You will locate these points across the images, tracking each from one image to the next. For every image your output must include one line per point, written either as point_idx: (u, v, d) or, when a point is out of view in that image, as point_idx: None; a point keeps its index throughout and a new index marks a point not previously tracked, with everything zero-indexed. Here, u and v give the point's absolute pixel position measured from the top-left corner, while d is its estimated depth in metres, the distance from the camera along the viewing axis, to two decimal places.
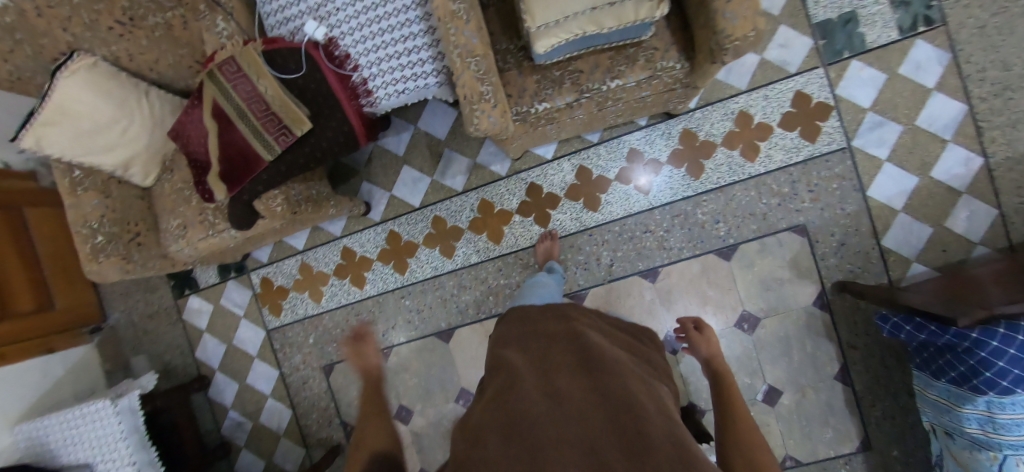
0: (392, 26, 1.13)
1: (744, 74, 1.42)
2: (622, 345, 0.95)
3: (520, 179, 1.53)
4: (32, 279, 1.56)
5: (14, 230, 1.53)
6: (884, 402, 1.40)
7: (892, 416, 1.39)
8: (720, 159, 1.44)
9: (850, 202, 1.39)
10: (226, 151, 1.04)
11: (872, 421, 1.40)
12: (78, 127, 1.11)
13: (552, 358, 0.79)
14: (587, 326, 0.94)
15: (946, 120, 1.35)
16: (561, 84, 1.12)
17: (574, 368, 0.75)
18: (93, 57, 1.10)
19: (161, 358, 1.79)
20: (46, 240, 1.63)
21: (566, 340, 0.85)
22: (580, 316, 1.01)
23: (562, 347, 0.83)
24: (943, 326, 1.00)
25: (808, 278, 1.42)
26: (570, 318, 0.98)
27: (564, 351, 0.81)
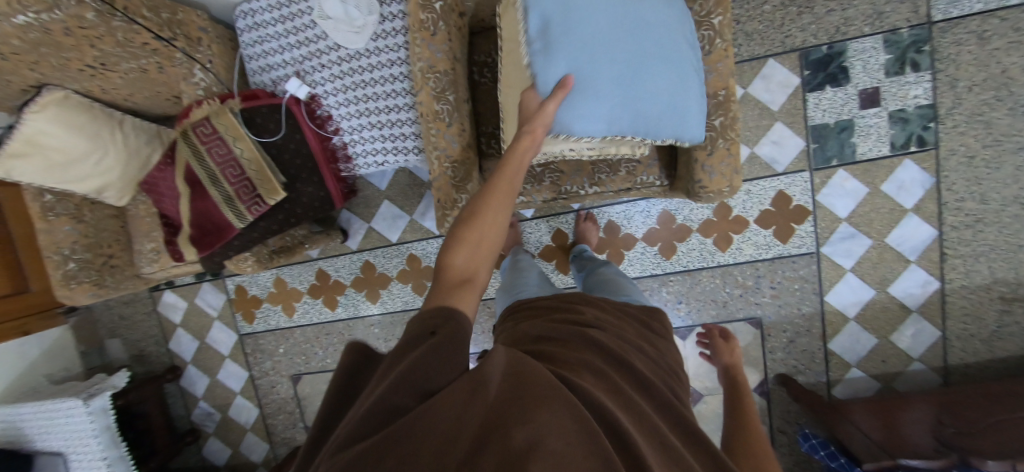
0: (377, 96, 1.10)
1: None
2: (634, 334, 0.81)
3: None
4: (7, 262, 1.51)
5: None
6: None
7: None
8: (693, 244, 1.47)
9: (807, 304, 1.45)
10: (197, 217, 1.04)
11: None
12: (48, 160, 1.09)
13: (563, 353, 0.62)
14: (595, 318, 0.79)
15: (914, 242, 1.39)
16: (540, 182, 1.11)
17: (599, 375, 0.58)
18: (64, 91, 1.08)
19: (137, 343, 1.86)
20: (20, 220, 1.55)
21: (577, 333, 0.69)
22: (591, 305, 0.85)
23: (582, 344, 0.66)
24: (851, 462, 1.17)
25: (753, 367, 1.50)
26: (582, 308, 0.82)
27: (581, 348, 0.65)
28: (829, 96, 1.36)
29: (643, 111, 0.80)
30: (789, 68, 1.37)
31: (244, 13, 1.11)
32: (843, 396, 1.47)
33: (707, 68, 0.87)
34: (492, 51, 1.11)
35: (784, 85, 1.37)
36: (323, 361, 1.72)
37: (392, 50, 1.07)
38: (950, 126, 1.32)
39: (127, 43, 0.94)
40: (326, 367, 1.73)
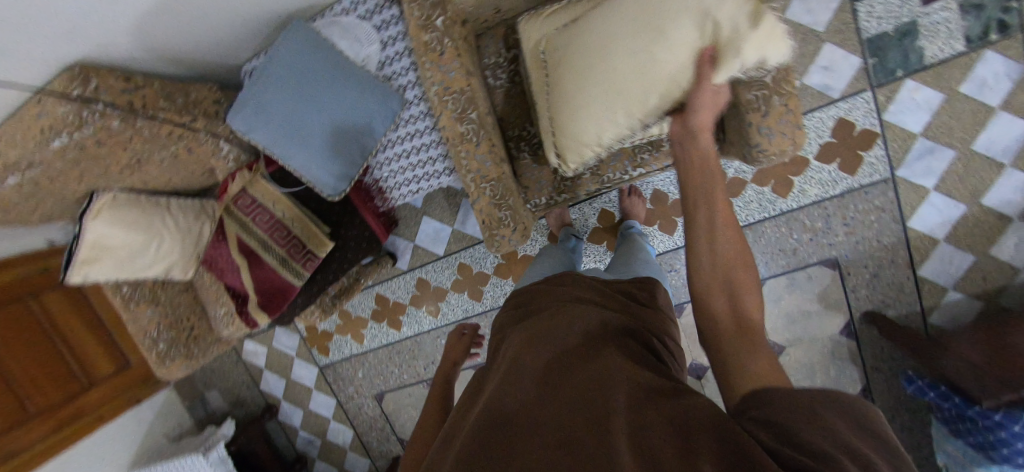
0: (394, 127, 1.09)
1: None
2: (619, 295, 0.75)
3: (541, 226, 1.50)
4: (104, 345, 1.65)
5: (75, 305, 1.58)
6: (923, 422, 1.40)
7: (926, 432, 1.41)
8: (749, 196, 1.38)
9: (888, 234, 1.33)
10: (260, 285, 1.07)
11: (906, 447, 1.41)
12: (117, 258, 1.16)
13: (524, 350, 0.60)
14: (570, 290, 0.75)
15: (1006, 143, 1.23)
16: (581, 176, 1.06)
17: (546, 364, 0.56)
18: (111, 193, 1.14)
19: (232, 391, 2.01)
20: (108, 304, 1.67)
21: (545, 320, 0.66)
22: (572, 278, 0.79)
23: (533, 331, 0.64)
24: (967, 402, 1.08)
25: (837, 309, 1.41)
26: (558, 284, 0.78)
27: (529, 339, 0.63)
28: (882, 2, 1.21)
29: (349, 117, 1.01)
30: None
31: (248, 72, 1.11)
32: (943, 324, 1.36)
33: None
34: (502, 50, 1.05)
35: (826, 3, 1.23)
36: (401, 377, 1.76)
37: (399, 75, 1.06)
38: None
39: (154, 137, 0.96)
40: (404, 383, 1.76)
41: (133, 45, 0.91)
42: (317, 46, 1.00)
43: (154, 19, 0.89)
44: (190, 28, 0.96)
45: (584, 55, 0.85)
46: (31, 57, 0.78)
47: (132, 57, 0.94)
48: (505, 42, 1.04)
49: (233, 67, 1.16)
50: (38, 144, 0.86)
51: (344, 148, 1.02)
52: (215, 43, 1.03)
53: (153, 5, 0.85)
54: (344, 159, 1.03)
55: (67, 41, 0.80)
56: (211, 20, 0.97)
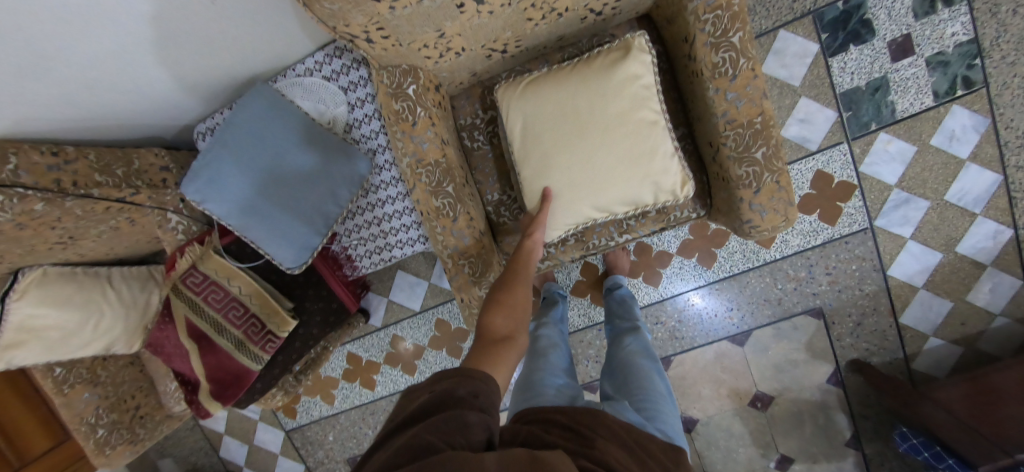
0: (364, 191, 1.02)
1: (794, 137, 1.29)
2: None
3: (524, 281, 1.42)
4: (41, 418, 1.47)
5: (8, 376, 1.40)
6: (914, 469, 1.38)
7: None
8: (733, 246, 1.36)
9: (870, 282, 1.33)
10: (213, 372, 0.95)
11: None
12: (48, 341, 1.01)
13: None
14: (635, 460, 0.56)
15: (976, 193, 1.25)
16: (564, 242, 1.00)
17: None
18: (40, 268, 1.03)
19: (187, 459, 1.83)
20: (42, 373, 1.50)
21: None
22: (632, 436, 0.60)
23: None
24: (963, 463, 1.07)
25: (824, 358, 1.39)
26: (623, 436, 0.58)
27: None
28: (854, 58, 1.22)
29: (312, 184, 0.94)
30: (804, 36, 1.23)
31: (202, 134, 1.02)
32: (927, 370, 1.36)
33: (734, 95, 0.76)
34: (478, 111, 0.99)
35: (801, 58, 1.24)
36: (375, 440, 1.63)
37: (369, 137, 1.00)
38: (999, 58, 1.17)
39: (87, 213, 0.86)
40: None
41: (60, 114, 0.81)
42: (280, 110, 0.93)
43: (82, 86, 0.79)
44: (129, 93, 0.87)
45: (578, 126, 0.80)
46: None
47: (60, 127, 0.84)
48: (482, 104, 0.99)
49: (184, 126, 1.06)
50: None
51: (311, 218, 0.94)
52: (159, 106, 0.94)
53: (83, 74, 0.77)
54: (311, 230, 0.95)
55: None
56: (154, 83, 0.88)
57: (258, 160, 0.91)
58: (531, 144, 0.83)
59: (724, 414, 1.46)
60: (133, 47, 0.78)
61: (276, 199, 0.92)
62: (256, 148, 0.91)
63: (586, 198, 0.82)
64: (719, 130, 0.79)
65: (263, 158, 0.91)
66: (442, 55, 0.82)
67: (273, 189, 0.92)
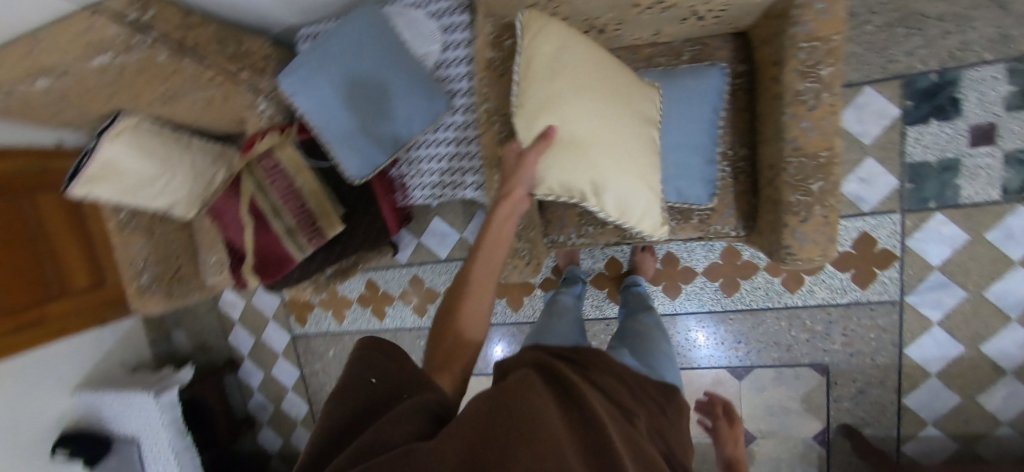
0: (434, 128, 1.09)
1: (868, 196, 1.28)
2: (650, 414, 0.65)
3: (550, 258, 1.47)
4: (85, 258, 1.61)
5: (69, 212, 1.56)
6: None
7: None
8: (759, 282, 1.37)
9: (883, 355, 1.33)
10: (262, 249, 1.05)
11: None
12: (124, 183, 1.13)
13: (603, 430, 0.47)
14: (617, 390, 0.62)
15: (1018, 298, 1.24)
16: (604, 224, 1.05)
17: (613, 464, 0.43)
18: (136, 118, 1.12)
19: (198, 336, 1.97)
20: (96, 220, 1.64)
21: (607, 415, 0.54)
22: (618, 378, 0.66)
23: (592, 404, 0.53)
24: None
25: (815, 414, 1.40)
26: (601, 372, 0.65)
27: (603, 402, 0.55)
28: (932, 132, 1.22)
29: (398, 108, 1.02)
30: (888, 98, 1.23)
31: (304, 38, 1.11)
32: (914, 455, 1.36)
33: (808, 125, 0.79)
34: None
35: (878, 119, 1.25)
36: None
37: (453, 80, 1.07)
38: None
39: (195, 78, 0.96)
40: None
41: None
42: (383, 33, 1.01)
43: None
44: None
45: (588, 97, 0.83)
46: None
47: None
48: None
49: (290, 27, 1.15)
50: (77, 58, 0.84)
51: (384, 137, 1.02)
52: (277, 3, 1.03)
53: None
54: (379, 147, 1.03)
55: None
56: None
57: (358, 73, 0.99)
58: (534, 96, 0.82)
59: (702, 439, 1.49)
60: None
61: (363, 112, 1.00)
62: (352, 57, 0.98)
63: (608, 173, 0.84)
64: (784, 155, 0.82)
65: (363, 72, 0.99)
66: (545, 18, 0.87)
67: (362, 103, 1.00)
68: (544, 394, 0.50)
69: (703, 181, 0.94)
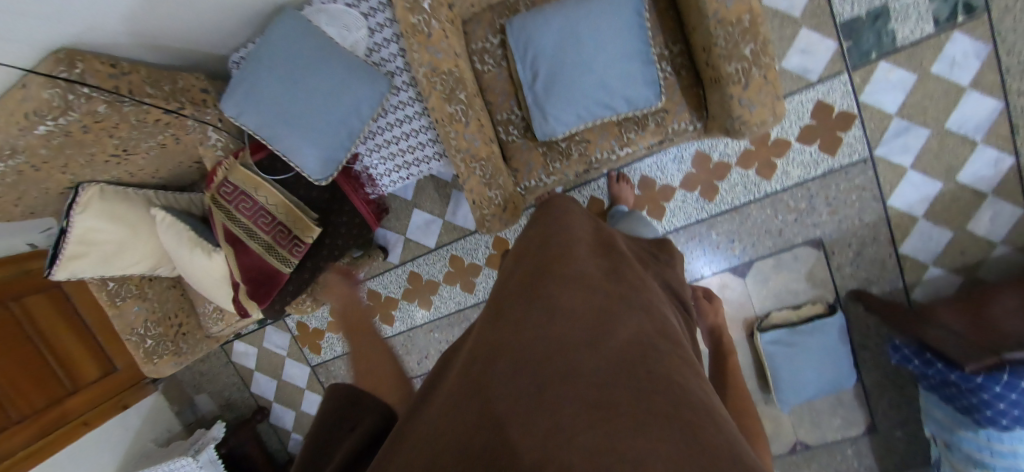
0: (383, 112, 1.10)
1: (813, 62, 1.31)
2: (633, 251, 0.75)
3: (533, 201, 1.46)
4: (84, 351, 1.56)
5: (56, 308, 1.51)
6: (910, 394, 1.43)
7: (914, 406, 1.43)
8: (735, 179, 1.41)
9: (869, 213, 1.37)
10: (248, 273, 1.05)
11: (897, 424, 1.45)
12: (103, 253, 1.12)
13: (534, 280, 0.58)
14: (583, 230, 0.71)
15: (978, 121, 1.28)
16: (568, 156, 1.08)
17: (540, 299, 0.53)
18: (98, 185, 1.12)
19: (222, 394, 1.97)
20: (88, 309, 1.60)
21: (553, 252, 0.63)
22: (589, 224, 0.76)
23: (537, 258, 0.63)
24: (950, 366, 1.08)
25: (823, 288, 1.44)
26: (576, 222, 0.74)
27: (578, 274, 0.57)
28: None
29: (340, 101, 1.02)
30: None
31: (236, 63, 1.10)
32: (926, 298, 1.39)
33: None
34: (488, 35, 1.07)
35: None
36: None
37: (387, 61, 1.08)
38: None
39: (141, 123, 0.98)
40: None
41: (117, 32, 0.91)
42: (308, 32, 1.01)
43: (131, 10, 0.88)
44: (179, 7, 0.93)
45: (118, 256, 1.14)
46: (16, 38, 0.77)
47: (115, 46, 0.93)
48: (492, 28, 1.07)
49: (220, 57, 1.16)
50: (20, 129, 0.86)
51: (337, 132, 1.04)
52: (203, 30, 1.03)
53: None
54: (335, 143, 1.05)
55: (51, 24, 0.80)
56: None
57: (294, 74, 1.00)
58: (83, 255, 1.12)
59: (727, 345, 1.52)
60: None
61: (309, 111, 1.01)
62: (285, 61, 1.00)
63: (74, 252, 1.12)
64: (711, 31, 0.85)
65: (296, 73, 1.00)
66: None
67: (304, 103, 1.00)
68: (508, 312, 0.55)
69: (646, 84, 0.96)
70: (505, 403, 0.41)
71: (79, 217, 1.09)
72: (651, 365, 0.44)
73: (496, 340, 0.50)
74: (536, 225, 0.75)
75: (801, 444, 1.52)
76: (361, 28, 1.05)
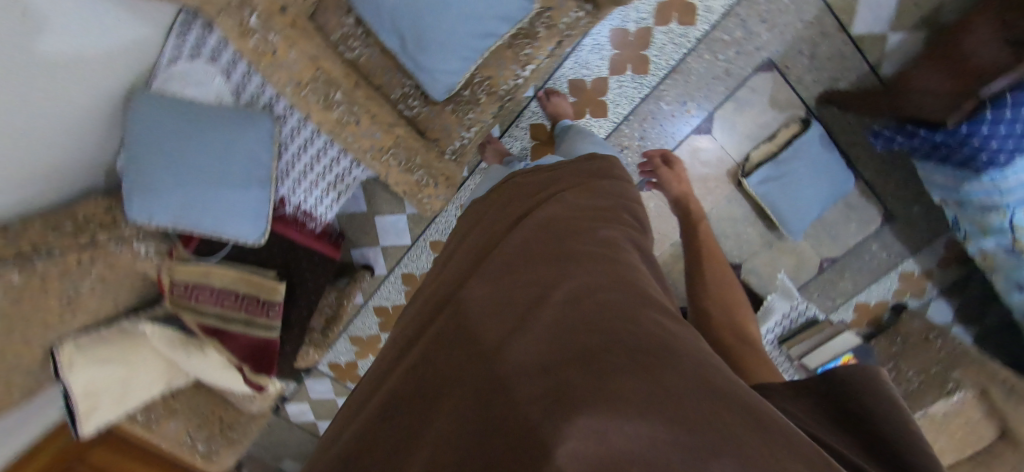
0: (283, 147, 1.04)
1: None
2: (574, 191, 0.72)
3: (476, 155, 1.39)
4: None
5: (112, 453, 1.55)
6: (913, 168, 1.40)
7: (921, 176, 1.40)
8: (662, 39, 1.32)
9: (808, 10, 1.27)
10: (246, 350, 1.10)
11: (912, 200, 1.42)
12: (114, 395, 1.11)
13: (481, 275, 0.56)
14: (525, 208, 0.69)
15: None
16: (478, 101, 1.02)
17: (490, 296, 0.51)
18: (71, 343, 1.03)
19: (301, 452, 2.07)
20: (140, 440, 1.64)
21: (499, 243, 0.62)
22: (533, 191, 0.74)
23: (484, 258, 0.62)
24: (933, 129, 1.04)
25: (792, 107, 1.37)
26: (518, 201, 0.72)
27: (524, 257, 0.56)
28: None
29: (239, 160, 0.97)
30: None
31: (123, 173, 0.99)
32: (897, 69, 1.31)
33: None
34: (341, 18, 0.97)
35: None
36: None
37: (256, 95, 0.99)
38: None
39: (68, 270, 0.93)
40: None
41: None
42: (166, 106, 0.93)
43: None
44: (44, 143, 0.85)
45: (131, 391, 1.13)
46: None
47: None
48: (340, 10, 0.97)
49: None
50: None
51: (251, 191, 1.00)
52: (74, 154, 0.92)
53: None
54: (256, 200, 1.01)
55: None
56: (61, 120, 0.85)
57: (181, 157, 0.93)
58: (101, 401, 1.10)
59: (724, 203, 1.48)
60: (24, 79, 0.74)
61: (218, 185, 0.96)
62: (160, 149, 0.92)
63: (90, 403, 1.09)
64: None
65: (181, 155, 0.93)
66: None
67: (207, 179, 0.95)
68: (456, 296, 0.56)
69: None
70: (476, 411, 0.38)
71: (71, 378, 1.03)
72: (613, 329, 0.42)
73: (454, 349, 0.47)
74: (478, 225, 0.74)
75: (827, 261, 1.52)
76: (213, 75, 0.95)
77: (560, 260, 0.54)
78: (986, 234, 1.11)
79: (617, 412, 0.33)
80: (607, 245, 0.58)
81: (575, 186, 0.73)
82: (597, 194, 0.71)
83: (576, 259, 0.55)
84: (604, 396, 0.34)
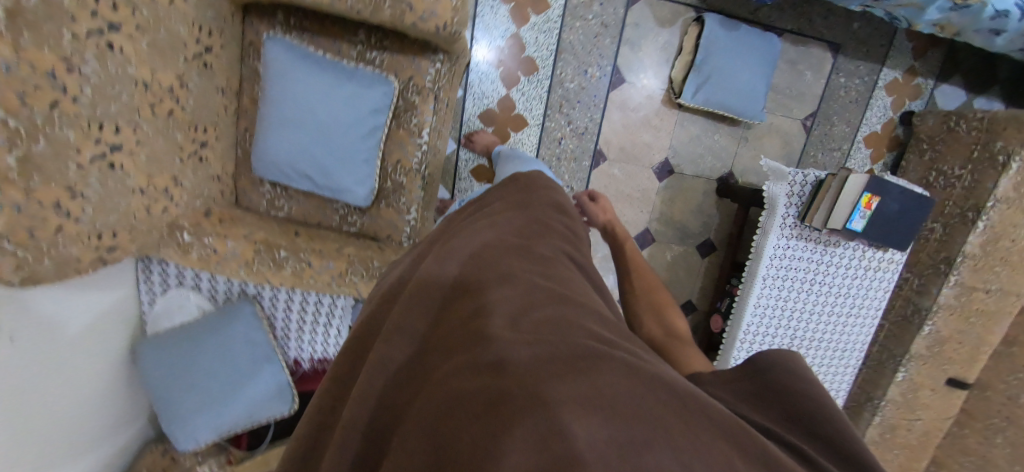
0: (272, 318, 1.12)
1: None
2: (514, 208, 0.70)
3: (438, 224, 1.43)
4: None
5: None
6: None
7: None
8: (533, 39, 1.35)
9: None
10: None
11: (846, 21, 1.40)
12: None
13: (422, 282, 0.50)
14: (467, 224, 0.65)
15: None
16: (404, 183, 1.09)
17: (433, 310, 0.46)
18: None
19: None
20: None
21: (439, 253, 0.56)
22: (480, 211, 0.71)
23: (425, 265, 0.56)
24: None
25: (677, 16, 1.39)
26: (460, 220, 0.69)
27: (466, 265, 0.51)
28: None
29: (239, 351, 1.05)
30: None
31: None
32: None
33: None
34: (261, 190, 1.09)
35: None
36: None
37: (227, 289, 1.09)
38: None
39: None
40: None
41: None
42: (159, 339, 1.02)
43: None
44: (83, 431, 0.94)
45: None
46: None
47: None
48: (256, 184, 1.09)
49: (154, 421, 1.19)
50: None
51: (264, 369, 1.07)
52: (112, 424, 1.01)
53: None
54: (273, 374, 1.08)
55: None
56: (89, 401, 0.93)
57: (189, 374, 1.01)
58: None
59: (679, 129, 1.47)
60: (48, 389, 0.81)
61: (233, 380, 1.04)
62: (168, 373, 1.00)
63: None
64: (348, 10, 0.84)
65: (188, 373, 1.01)
66: (170, 196, 0.90)
67: (222, 380, 1.03)
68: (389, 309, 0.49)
69: (370, 88, 0.99)
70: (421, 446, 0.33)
71: None
72: (569, 334, 0.39)
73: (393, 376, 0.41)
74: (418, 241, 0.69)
75: (808, 119, 1.46)
76: (185, 293, 1.05)
77: (505, 266, 0.50)
78: (925, 7, 1.05)
79: (589, 415, 0.30)
80: (546, 256, 0.56)
81: (507, 204, 0.71)
82: (529, 208, 0.70)
83: (525, 267, 0.51)
84: (570, 401, 0.31)
